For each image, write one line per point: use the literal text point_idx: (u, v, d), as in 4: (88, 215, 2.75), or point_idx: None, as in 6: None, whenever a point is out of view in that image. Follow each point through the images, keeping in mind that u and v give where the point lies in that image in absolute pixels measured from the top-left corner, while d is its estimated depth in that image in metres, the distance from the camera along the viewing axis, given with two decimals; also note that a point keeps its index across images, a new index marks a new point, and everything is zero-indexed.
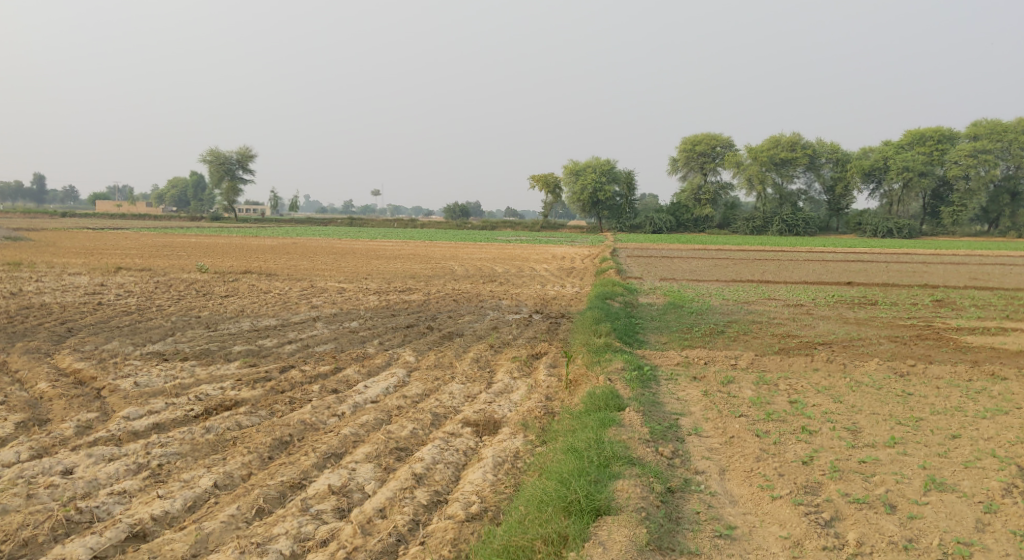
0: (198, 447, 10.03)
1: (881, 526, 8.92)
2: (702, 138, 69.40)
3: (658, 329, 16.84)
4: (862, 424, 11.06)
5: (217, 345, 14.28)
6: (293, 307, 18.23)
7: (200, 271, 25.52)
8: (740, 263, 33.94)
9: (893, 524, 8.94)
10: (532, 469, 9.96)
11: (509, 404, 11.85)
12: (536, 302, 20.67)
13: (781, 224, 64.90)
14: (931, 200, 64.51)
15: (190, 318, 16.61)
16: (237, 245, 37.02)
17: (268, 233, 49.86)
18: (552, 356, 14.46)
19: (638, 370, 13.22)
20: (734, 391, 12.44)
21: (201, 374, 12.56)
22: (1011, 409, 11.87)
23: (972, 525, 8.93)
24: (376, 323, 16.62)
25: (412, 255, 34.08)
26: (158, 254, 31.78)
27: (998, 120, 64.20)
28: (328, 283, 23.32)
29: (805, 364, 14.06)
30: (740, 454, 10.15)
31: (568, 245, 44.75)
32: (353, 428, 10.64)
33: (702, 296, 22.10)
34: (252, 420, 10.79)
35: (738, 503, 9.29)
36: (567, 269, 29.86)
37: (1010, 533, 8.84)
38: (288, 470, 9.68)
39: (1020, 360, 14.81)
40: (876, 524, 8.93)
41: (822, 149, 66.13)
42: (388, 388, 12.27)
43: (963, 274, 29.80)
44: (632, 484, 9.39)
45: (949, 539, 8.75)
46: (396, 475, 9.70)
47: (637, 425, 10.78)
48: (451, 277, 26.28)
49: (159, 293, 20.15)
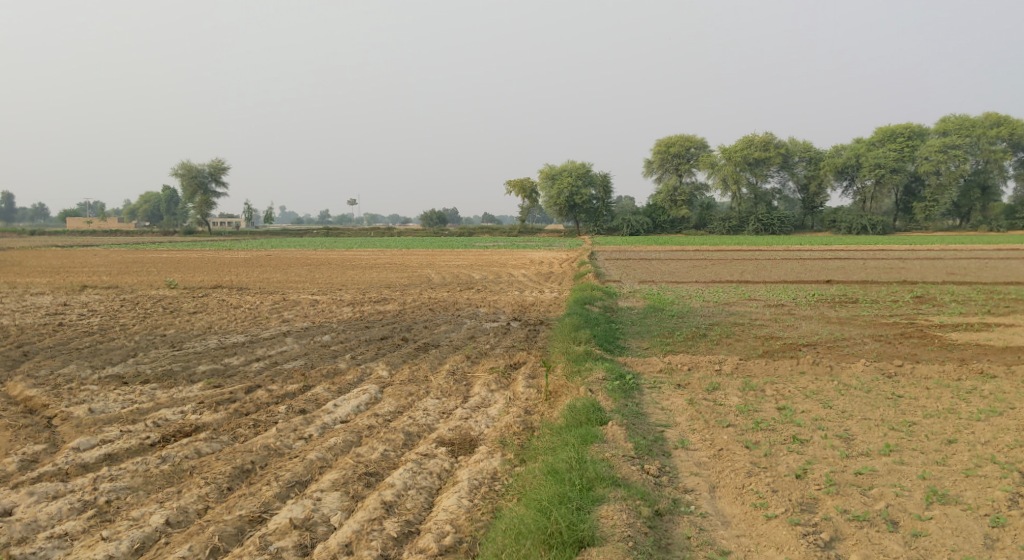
0: (151, 480, 9.38)
1: (885, 546, 8.44)
2: (676, 140, 69.09)
3: (639, 334, 16.31)
4: (854, 431, 10.57)
5: (181, 366, 13.57)
6: (263, 322, 17.52)
7: (169, 287, 24.74)
8: (721, 263, 33.54)
9: (897, 544, 8.45)
10: (510, 493, 9.37)
11: (486, 420, 11.26)
12: (514, 309, 20.11)
13: (756, 223, 64.56)
14: (903, 195, 64.70)
15: (154, 337, 15.88)
16: (209, 260, 36.11)
17: (241, 246, 48.90)
18: (530, 366, 13.88)
19: (620, 380, 12.64)
20: (720, 399, 11.91)
21: (161, 398, 11.86)
22: (1005, 410, 11.43)
23: (982, 542, 8.46)
24: (349, 337, 15.98)
25: (388, 264, 33.37)
26: (127, 271, 30.88)
27: (965, 116, 64.86)
28: (301, 296, 22.62)
29: (791, 367, 13.58)
30: (730, 469, 9.62)
31: (546, 249, 44.12)
32: (320, 452, 10.02)
33: (681, 298, 21.63)
34: (212, 446, 10.14)
35: (731, 524, 8.78)
36: (545, 274, 29.34)
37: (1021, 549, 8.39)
38: (247, 502, 9.07)
39: (1007, 357, 14.44)
40: (879, 545, 8.44)
41: (795, 148, 66.19)
42: (359, 406, 11.64)
43: (941, 269, 29.53)
44: (617, 510, 8.86)
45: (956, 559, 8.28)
46: (364, 504, 9.11)
47: (620, 440, 10.23)
48: (428, 285, 25.65)
49: (125, 312, 19.40)
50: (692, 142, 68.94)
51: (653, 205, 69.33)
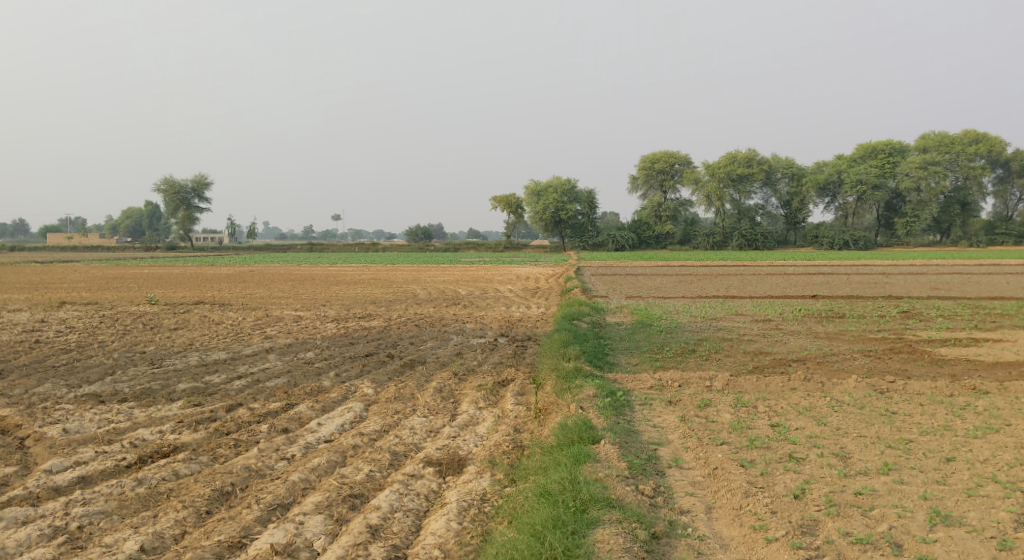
0: (126, 504, 9.02)
1: None
2: (660, 155, 68.91)
3: (628, 350, 16.06)
4: (851, 449, 10.33)
5: (160, 384, 13.20)
6: (246, 338, 17.15)
7: (151, 303, 24.30)
8: (706, 277, 33.28)
9: None
10: (500, 516, 9.06)
11: (474, 439, 10.96)
12: (501, 324, 19.82)
13: (740, 239, 64.62)
14: (885, 211, 64.91)
15: (133, 354, 15.50)
16: (193, 275, 35.66)
17: (225, 261, 48.42)
18: (520, 382, 13.58)
19: (611, 397, 12.37)
20: (712, 416, 11.64)
21: (139, 418, 11.49)
22: (1001, 427, 11.23)
23: None
24: (333, 353, 15.64)
25: (373, 280, 33.04)
26: (107, 286, 30.41)
27: (944, 133, 65.45)
28: (284, 312, 22.27)
29: (782, 384, 13.34)
30: (727, 489, 9.35)
31: (532, 264, 43.81)
32: (303, 473, 9.69)
33: (669, 313, 21.42)
34: (190, 467, 9.79)
35: (730, 548, 8.52)
36: (532, 289, 29.10)
37: None
38: (226, 526, 8.74)
39: (998, 373, 14.27)
40: None
41: (777, 165, 66.45)
42: (343, 425, 11.32)
43: (925, 284, 29.50)
44: (613, 533, 8.58)
45: None
46: (349, 528, 8.80)
47: (613, 459, 9.95)
48: (414, 300, 25.34)
49: (104, 328, 19.01)
50: (675, 158, 68.76)
51: (638, 221, 69.30)
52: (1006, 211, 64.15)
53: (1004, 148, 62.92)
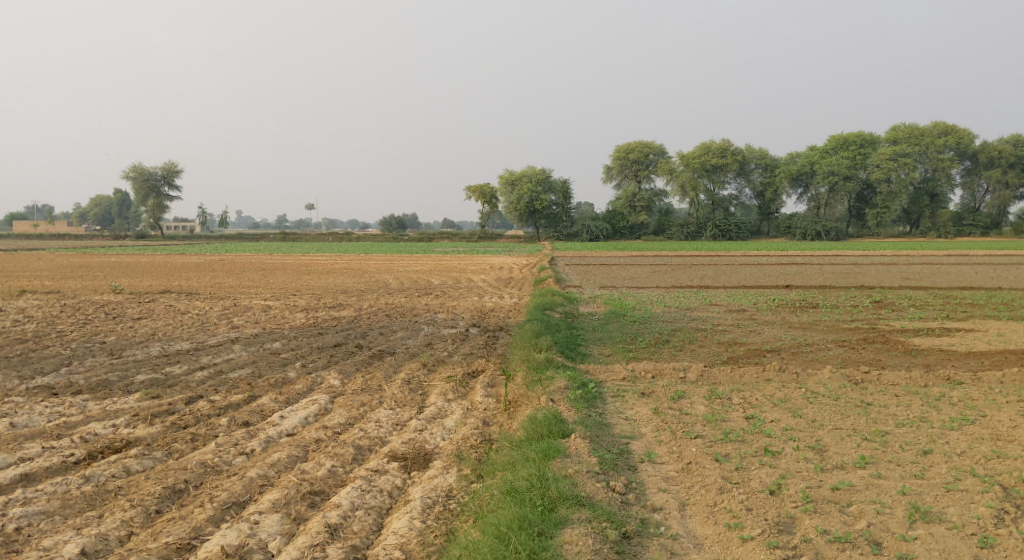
0: (70, 503, 8.59)
1: None
2: (635, 146, 68.80)
3: (601, 341, 15.72)
4: (827, 442, 10.08)
5: (118, 375, 12.70)
6: (211, 328, 16.64)
7: (115, 292, 23.64)
8: (679, 268, 33.05)
9: None
10: (466, 514, 8.72)
11: (442, 432, 10.59)
12: (473, 314, 19.45)
13: (713, 229, 64.69)
14: (855, 202, 65.05)
15: (92, 344, 14.96)
16: (160, 264, 34.96)
17: (196, 250, 47.70)
18: (490, 373, 13.22)
19: (582, 388, 12.06)
20: (686, 408, 11.36)
21: (92, 411, 11.01)
22: (977, 418, 11.03)
23: None
24: (300, 343, 15.19)
25: (345, 269, 32.48)
26: (71, 274, 29.65)
27: (914, 124, 65.73)
28: (252, 301, 21.74)
29: (757, 374, 13.10)
30: (701, 485, 9.06)
31: (506, 254, 43.44)
32: (261, 469, 9.28)
33: (642, 303, 21.12)
34: (142, 464, 9.36)
35: (705, 547, 8.23)
36: (506, 279, 28.73)
37: None
38: (176, 527, 8.33)
39: (971, 363, 14.11)
40: None
41: (751, 155, 66.37)
42: (307, 418, 10.90)
43: (896, 274, 29.43)
44: (581, 534, 8.25)
45: None
46: (307, 528, 8.41)
47: (584, 454, 9.62)
48: (386, 290, 24.88)
49: (63, 317, 18.39)
50: (650, 148, 68.85)
51: (613, 211, 69.04)
52: (973, 202, 64.47)
53: (972, 140, 63.20)
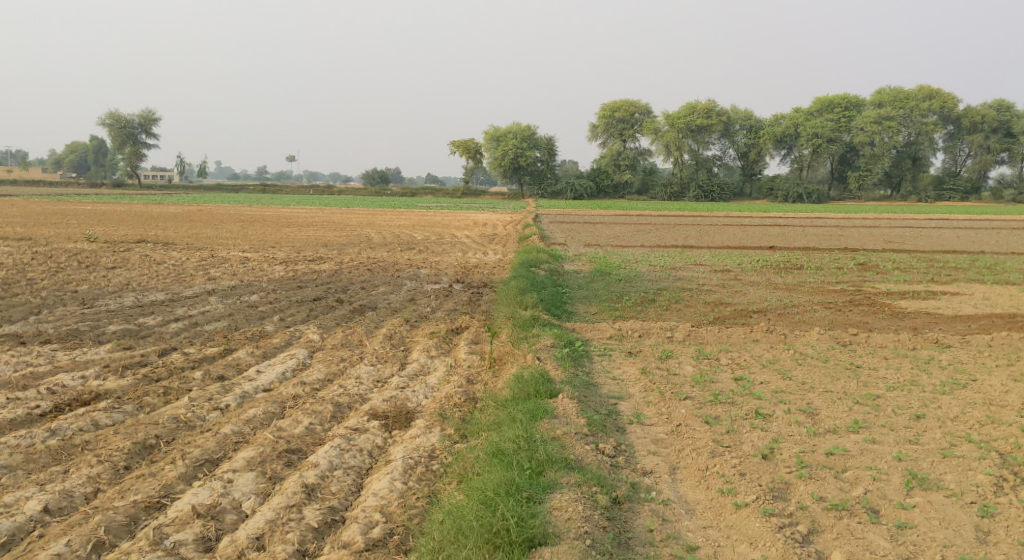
0: (34, 458, 8.22)
1: (869, 541, 7.67)
2: (620, 105, 67.67)
3: (587, 299, 15.41)
4: (818, 405, 9.82)
5: (89, 325, 12.26)
6: (187, 280, 16.14)
7: (89, 242, 22.99)
8: (664, 227, 32.69)
9: (884, 539, 7.69)
10: (449, 476, 8.43)
11: (424, 390, 10.24)
12: (457, 271, 19.02)
13: (697, 190, 64.41)
14: (838, 164, 64.86)
15: (63, 293, 14.45)
16: (137, 213, 34.17)
17: (173, 200, 46.72)
18: (474, 330, 12.88)
19: (568, 347, 11.74)
20: (673, 368, 11.09)
21: (60, 361, 10.58)
22: (968, 383, 10.81)
23: (973, 536, 7.74)
24: (280, 297, 14.76)
25: (326, 222, 31.87)
26: (44, 221, 28.91)
27: (900, 87, 65.28)
28: (231, 253, 21.22)
29: (744, 335, 12.82)
30: (691, 448, 8.80)
31: (489, 211, 42.85)
32: (236, 426, 8.92)
33: (627, 262, 20.76)
34: (112, 417, 8.97)
35: (696, 514, 7.97)
36: (489, 236, 28.25)
37: (1017, 543, 7.68)
38: (146, 485, 7.98)
39: (959, 326, 13.88)
40: (862, 540, 7.67)
41: (736, 116, 65.82)
42: (285, 372, 10.54)
43: (880, 237, 29.19)
44: (570, 500, 7.96)
45: (949, 555, 7.55)
46: (283, 489, 8.09)
47: (572, 415, 9.32)
48: (367, 245, 24.37)
49: (34, 265, 17.83)
50: (636, 107, 67.84)
51: (598, 169, 68.40)
52: (954, 166, 64.35)
53: (956, 105, 62.89)
